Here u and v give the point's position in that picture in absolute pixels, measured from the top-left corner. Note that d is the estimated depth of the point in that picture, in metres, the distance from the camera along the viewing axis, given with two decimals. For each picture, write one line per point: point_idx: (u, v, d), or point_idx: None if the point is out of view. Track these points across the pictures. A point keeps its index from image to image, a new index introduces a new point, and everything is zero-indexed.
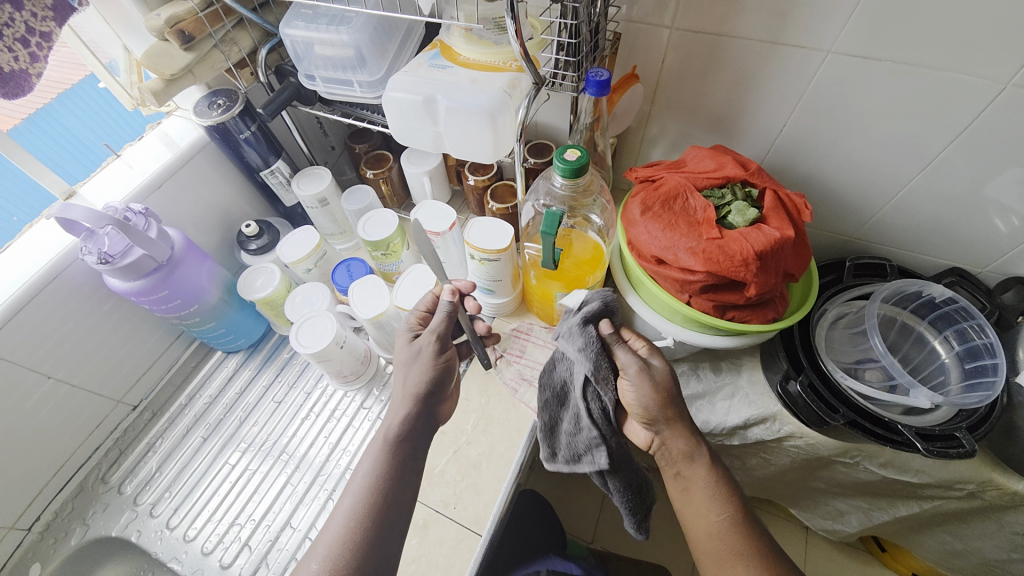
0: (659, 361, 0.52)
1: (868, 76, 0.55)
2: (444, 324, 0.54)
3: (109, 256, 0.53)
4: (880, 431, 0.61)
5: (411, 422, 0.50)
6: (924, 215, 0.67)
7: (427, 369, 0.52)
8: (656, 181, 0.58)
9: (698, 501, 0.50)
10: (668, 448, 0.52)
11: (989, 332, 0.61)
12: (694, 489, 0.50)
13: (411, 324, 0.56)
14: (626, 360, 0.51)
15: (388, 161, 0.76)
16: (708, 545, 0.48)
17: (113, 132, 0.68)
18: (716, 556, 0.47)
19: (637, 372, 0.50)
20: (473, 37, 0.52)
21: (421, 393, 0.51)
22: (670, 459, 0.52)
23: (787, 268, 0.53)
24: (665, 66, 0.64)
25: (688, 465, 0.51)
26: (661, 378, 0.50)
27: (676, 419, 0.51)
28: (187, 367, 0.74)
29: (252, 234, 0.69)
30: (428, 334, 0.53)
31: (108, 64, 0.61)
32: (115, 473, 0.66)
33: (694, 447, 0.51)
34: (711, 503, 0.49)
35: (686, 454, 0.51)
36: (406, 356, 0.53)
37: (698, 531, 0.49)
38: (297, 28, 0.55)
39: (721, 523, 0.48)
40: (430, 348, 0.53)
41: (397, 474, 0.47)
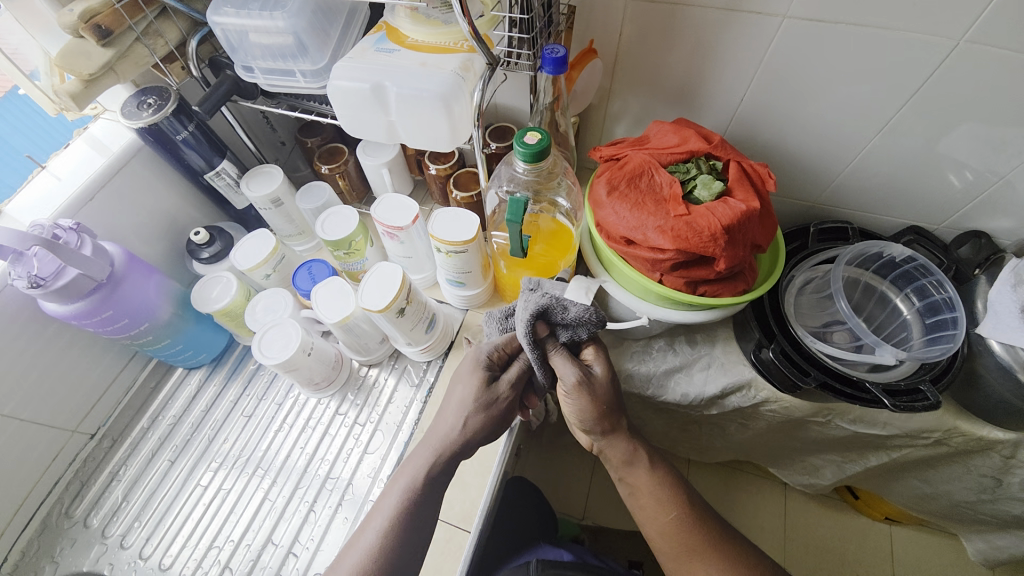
0: (600, 370, 0.52)
1: (824, 40, 0.54)
2: (522, 379, 0.53)
3: (40, 279, 0.49)
4: (849, 391, 0.63)
5: (447, 460, 0.50)
6: (883, 176, 0.68)
7: (488, 420, 0.51)
8: (620, 159, 0.57)
9: (650, 506, 0.55)
10: (610, 456, 0.56)
11: (948, 287, 0.63)
12: (642, 492, 0.55)
13: (492, 357, 0.53)
14: (565, 372, 0.50)
15: (343, 154, 0.72)
16: (665, 544, 0.53)
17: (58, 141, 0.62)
18: (674, 554, 0.53)
19: (575, 385, 0.50)
20: (419, 17, 0.49)
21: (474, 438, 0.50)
22: (612, 465, 0.57)
23: (754, 240, 0.53)
24: (623, 39, 0.62)
25: (632, 470, 0.56)
26: (601, 387, 0.52)
27: (619, 428, 0.54)
28: (146, 388, 0.70)
29: (202, 241, 0.65)
30: (507, 381, 0.52)
31: (31, 73, 0.57)
32: (79, 506, 0.61)
33: (634, 455, 0.55)
34: (663, 506, 0.54)
35: (626, 460, 0.56)
36: (478, 399, 0.51)
37: (653, 533, 0.54)
38: (226, 15, 0.50)
39: (676, 522, 0.53)
40: (506, 399, 0.52)
41: (418, 501, 0.48)
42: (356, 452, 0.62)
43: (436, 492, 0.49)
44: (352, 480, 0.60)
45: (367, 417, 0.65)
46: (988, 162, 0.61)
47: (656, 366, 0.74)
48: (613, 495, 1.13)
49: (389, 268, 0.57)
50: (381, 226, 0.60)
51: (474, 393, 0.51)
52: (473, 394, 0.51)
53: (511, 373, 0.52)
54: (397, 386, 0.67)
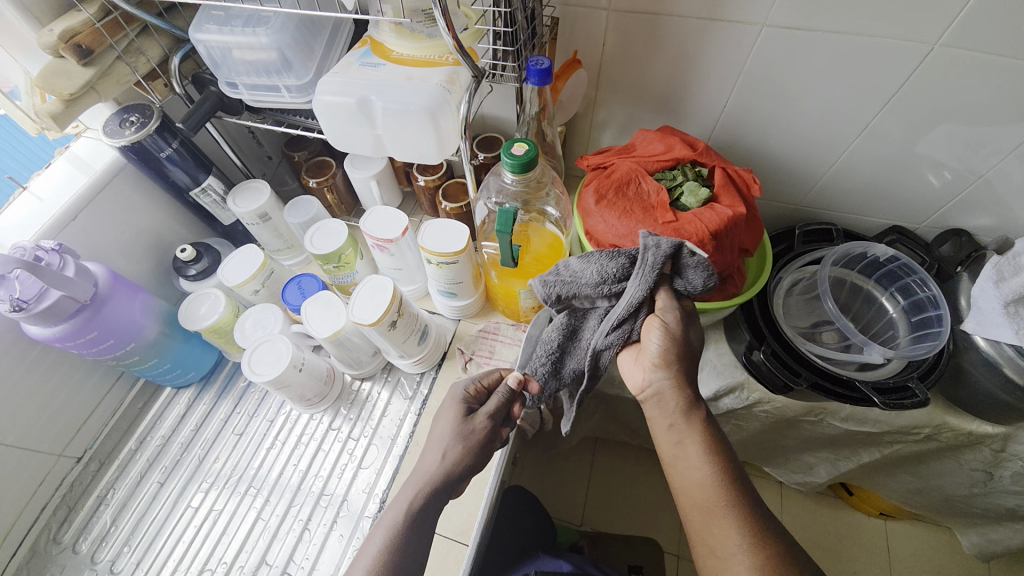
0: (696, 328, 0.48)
1: (803, 47, 0.56)
2: (500, 412, 0.52)
3: (22, 302, 0.48)
4: (839, 390, 0.63)
5: (432, 494, 0.48)
6: (863, 178, 0.69)
7: (467, 452, 0.50)
8: (608, 168, 0.58)
9: (688, 455, 0.46)
10: (665, 398, 0.47)
11: (931, 285, 0.64)
12: (683, 441, 0.47)
13: (468, 394, 0.54)
14: (668, 309, 0.46)
15: (331, 167, 0.72)
16: (696, 498, 0.46)
17: (43, 160, 0.63)
18: (704, 510, 0.45)
19: (673, 323, 0.46)
20: (404, 31, 0.49)
21: (454, 472, 0.49)
22: (663, 410, 0.48)
23: (741, 244, 0.54)
24: (607, 48, 0.63)
25: (682, 420, 0.47)
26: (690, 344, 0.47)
27: (683, 376, 0.47)
28: (134, 409, 0.69)
29: (189, 258, 0.65)
30: (483, 415, 0.52)
31: (10, 91, 0.55)
32: (67, 532, 0.60)
33: (692, 406, 0.47)
34: (699, 461, 0.46)
35: (682, 407, 0.47)
36: (455, 432, 0.51)
37: (684, 486, 0.47)
38: (208, 32, 0.50)
39: (712, 479, 0.45)
40: (482, 433, 0.51)
41: (412, 530, 0.45)
42: (350, 467, 0.61)
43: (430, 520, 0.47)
44: (347, 496, 0.59)
45: (361, 432, 0.64)
46: (966, 162, 0.63)
47: None
48: (611, 500, 1.13)
49: (379, 281, 0.57)
50: (371, 239, 0.60)
51: (452, 425, 0.51)
52: (450, 426, 0.51)
53: (490, 405, 0.52)
54: (391, 399, 0.66)
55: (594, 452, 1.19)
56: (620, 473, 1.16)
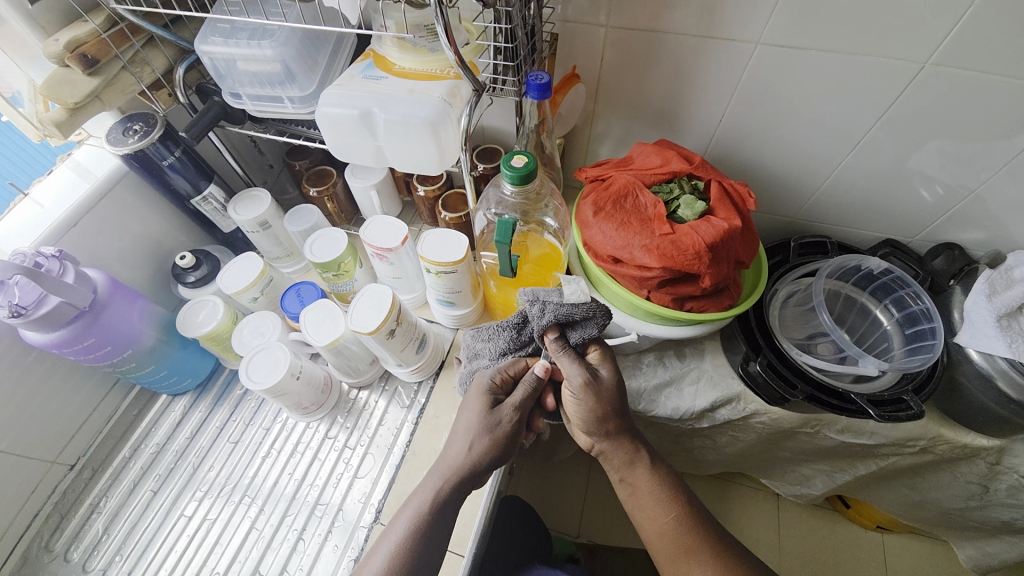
0: (606, 372, 0.53)
1: (796, 64, 0.57)
2: (526, 403, 0.52)
3: (21, 308, 0.48)
4: (835, 402, 0.64)
5: (457, 485, 0.49)
6: (857, 192, 0.71)
7: (494, 445, 0.51)
8: (606, 180, 0.59)
9: (648, 505, 0.54)
10: (612, 456, 0.56)
11: (924, 298, 0.65)
12: (641, 492, 0.55)
13: (494, 384, 0.54)
14: (572, 372, 0.51)
15: (331, 176, 0.72)
16: (662, 545, 0.53)
17: (45, 166, 0.63)
18: (670, 556, 0.52)
19: (582, 383, 0.51)
20: (406, 45, 0.50)
21: (481, 463, 0.50)
22: (612, 467, 0.56)
23: (737, 256, 0.54)
24: (605, 64, 0.64)
25: (633, 470, 0.55)
26: (604, 391, 0.52)
27: (622, 430, 0.55)
28: (128, 416, 0.68)
29: (188, 265, 0.65)
30: (510, 405, 0.52)
31: (11, 96, 0.56)
32: (58, 540, 0.59)
33: (635, 455, 0.55)
34: (660, 505, 0.54)
35: (628, 461, 0.55)
36: (479, 424, 0.51)
37: (652, 532, 0.54)
38: (214, 44, 0.51)
39: (674, 522, 0.53)
40: (508, 424, 0.52)
41: (430, 523, 0.47)
42: (346, 477, 0.61)
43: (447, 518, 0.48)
44: (342, 506, 0.59)
45: (358, 441, 0.64)
46: (958, 177, 0.64)
47: (646, 380, 0.75)
48: (608, 511, 1.12)
49: (379, 290, 0.57)
50: (371, 248, 0.61)
51: (478, 417, 0.52)
52: (477, 418, 0.51)
53: (514, 398, 0.53)
54: (388, 408, 0.66)
55: (591, 463, 1.18)
56: (617, 484, 1.15)
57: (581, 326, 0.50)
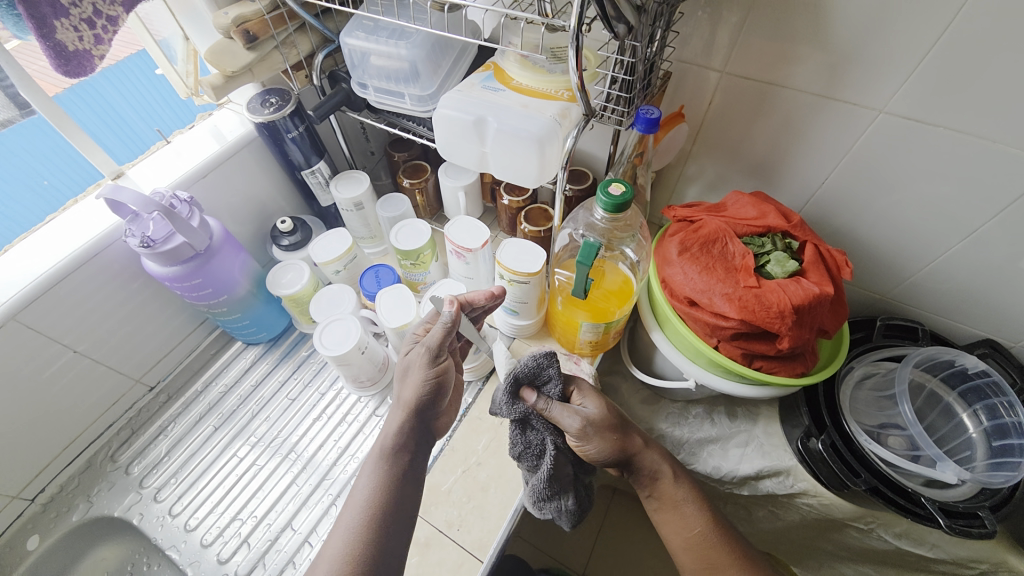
0: (596, 407, 0.54)
1: (920, 139, 0.54)
2: (442, 342, 0.53)
3: (151, 240, 0.53)
4: (902, 501, 0.59)
5: (405, 433, 0.51)
6: (961, 283, 0.65)
7: (417, 384, 0.52)
8: (694, 222, 0.58)
9: (674, 517, 0.54)
10: (638, 475, 0.56)
11: (1021, 411, 0.58)
12: (668, 504, 0.55)
13: (417, 333, 0.57)
14: (566, 421, 0.51)
15: (426, 172, 0.76)
16: (690, 559, 0.53)
17: (158, 117, 0.69)
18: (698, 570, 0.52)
19: (580, 430, 0.51)
20: (527, 64, 0.53)
21: (412, 405, 0.52)
22: (641, 483, 0.56)
23: (822, 324, 0.52)
24: (712, 107, 0.64)
25: (658, 485, 0.55)
26: (603, 424, 0.52)
27: (637, 448, 0.55)
28: (206, 354, 0.75)
29: (286, 230, 0.71)
30: (425, 347, 0.53)
31: (161, 42, 0.63)
32: (124, 453, 0.66)
33: (658, 470, 0.55)
34: (688, 518, 0.54)
35: (652, 476, 0.55)
36: (403, 366, 0.54)
37: (677, 545, 0.54)
38: (356, 38, 0.56)
39: (701, 536, 0.53)
40: (420, 361, 0.53)
41: (398, 485, 0.48)
42: None
43: (411, 483, 0.49)
44: None
45: None
46: None
47: (691, 432, 0.73)
48: (618, 556, 1.08)
49: (454, 286, 0.61)
50: (451, 245, 0.64)
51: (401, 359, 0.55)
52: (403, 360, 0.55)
53: (434, 338, 0.53)
54: None
55: (610, 503, 1.15)
56: (632, 530, 1.11)
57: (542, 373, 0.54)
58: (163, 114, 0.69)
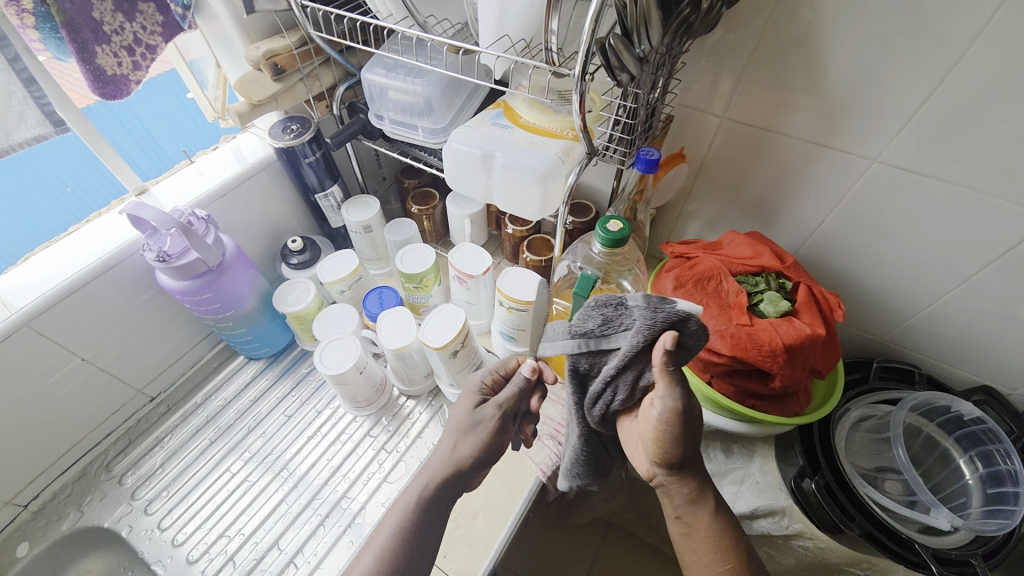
0: (696, 403, 0.42)
1: (911, 188, 0.56)
2: (511, 402, 0.54)
3: (166, 254, 0.56)
4: (897, 548, 0.58)
5: (443, 487, 0.50)
6: (956, 329, 0.66)
7: (482, 441, 0.52)
8: (691, 259, 0.59)
9: (702, 550, 0.46)
10: (672, 486, 0.46)
11: (1016, 459, 0.58)
12: (697, 533, 0.47)
13: (484, 387, 0.56)
14: (665, 393, 0.40)
15: (434, 200, 0.79)
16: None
17: (185, 138, 0.72)
18: None
19: (665, 413, 0.40)
20: (535, 104, 0.56)
21: (466, 462, 0.51)
22: (671, 501, 0.48)
23: (814, 364, 0.53)
24: (712, 149, 0.67)
25: (693, 510, 0.47)
26: (689, 424, 0.42)
27: (691, 469, 0.45)
28: (208, 367, 0.76)
29: (296, 249, 0.73)
30: (493, 404, 0.54)
31: (192, 63, 0.66)
32: (119, 463, 0.67)
33: (701, 493, 0.46)
34: (717, 555, 0.46)
35: (690, 498, 0.46)
36: (466, 422, 0.53)
37: None
38: (377, 74, 0.60)
39: None
40: (491, 422, 0.53)
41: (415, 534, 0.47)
42: (376, 478, 0.63)
43: (431, 533, 0.48)
44: (365, 505, 0.61)
45: (394, 446, 0.67)
46: None
47: None
48: None
49: (451, 311, 0.61)
50: (455, 270, 0.65)
51: (463, 414, 0.54)
52: (461, 416, 0.54)
53: (505, 396, 0.54)
54: (428, 424, 0.69)
55: (603, 538, 1.13)
56: (624, 567, 1.09)
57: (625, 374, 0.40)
58: (190, 134, 0.73)
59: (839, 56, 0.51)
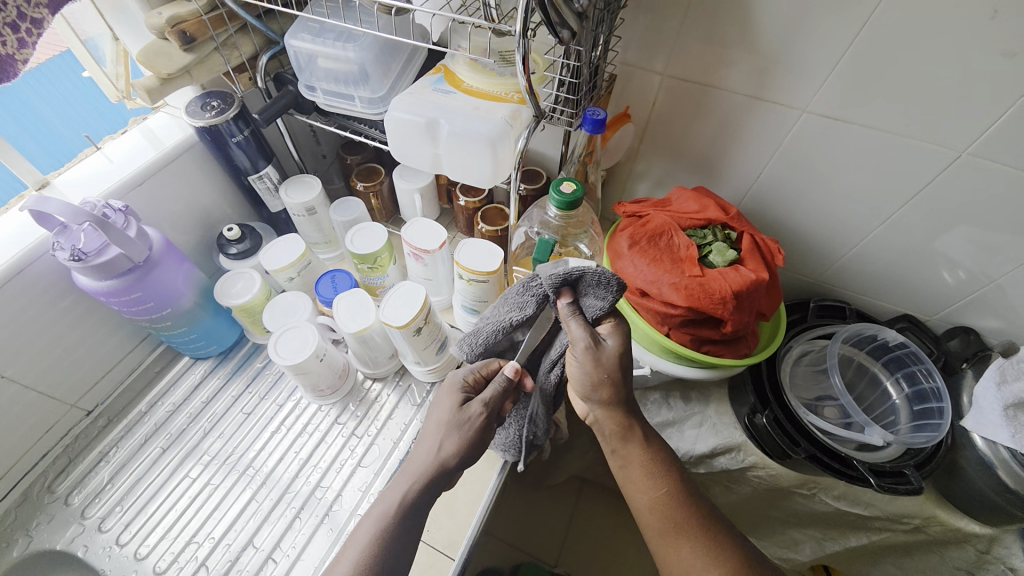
0: (612, 346, 0.48)
1: (838, 135, 0.60)
2: (496, 399, 0.51)
3: (82, 253, 0.50)
4: (837, 466, 0.64)
5: (423, 488, 0.47)
6: (880, 265, 0.72)
7: (468, 438, 0.49)
8: (643, 217, 0.61)
9: (640, 479, 0.49)
10: (605, 425, 0.51)
11: (936, 377, 0.65)
12: (632, 465, 0.50)
13: (466, 384, 0.53)
14: (576, 336, 0.47)
15: (380, 175, 0.76)
16: (653, 520, 0.49)
17: (86, 122, 0.64)
18: (658, 530, 0.48)
19: (583, 351, 0.47)
20: (476, 67, 0.54)
21: (450, 460, 0.48)
22: (606, 438, 0.51)
23: (760, 308, 0.56)
24: (655, 108, 0.68)
25: (625, 443, 0.50)
26: (609, 362, 0.47)
27: (619, 403, 0.49)
28: (150, 372, 0.70)
29: (233, 237, 0.68)
30: (479, 401, 0.51)
31: (87, 42, 0.59)
32: (61, 483, 0.61)
33: (628, 428, 0.50)
34: (653, 480, 0.49)
35: (621, 433, 0.50)
36: (450, 422, 0.50)
37: (642, 506, 0.50)
38: (302, 40, 0.55)
39: (665, 498, 0.49)
40: (479, 418, 0.50)
41: (392, 540, 0.44)
42: (349, 464, 0.62)
43: (407, 537, 0.45)
44: (342, 491, 0.60)
45: (365, 430, 0.65)
46: (980, 265, 0.65)
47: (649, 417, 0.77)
48: (589, 545, 1.11)
49: (412, 288, 0.59)
50: (409, 247, 0.64)
51: (449, 414, 0.51)
52: (447, 416, 0.51)
53: (487, 394, 0.51)
54: (398, 404, 0.68)
55: (578, 493, 1.18)
56: (599, 517, 1.15)
57: (594, 287, 0.46)
58: (89, 118, 0.64)
59: (769, 7, 0.52)
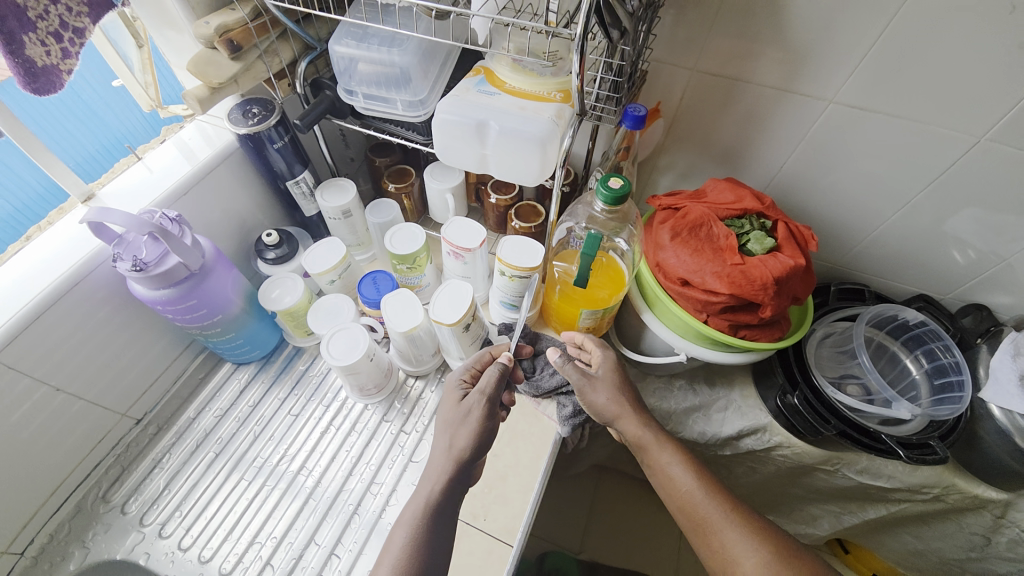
0: (604, 374, 0.60)
1: (862, 124, 0.62)
2: (492, 387, 0.56)
3: (144, 263, 0.51)
4: (867, 441, 0.67)
5: (449, 484, 0.50)
6: (897, 248, 0.75)
7: (473, 430, 0.53)
8: (680, 210, 0.63)
9: (664, 477, 0.55)
10: (628, 441, 0.58)
11: (955, 352, 0.68)
12: (658, 469, 0.56)
13: (463, 379, 0.59)
14: (572, 373, 0.60)
15: (411, 176, 0.77)
16: (683, 518, 0.53)
17: (70, 134, 0.60)
18: (691, 525, 0.53)
19: (582, 383, 0.59)
20: (518, 67, 0.55)
21: (464, 454, 0.52)
22: (636, 450, 0.57)
23: (795, 294, 0.59)
24: (682, 102, 0.70)
25: (647, 451, 0.56)
26: (604, 386, 0.59)
27: (633, 416, 0.57)
28: (194, 379, 0.71)
29: (272, 242, 0.69)
30: (478, 391, 0.56)
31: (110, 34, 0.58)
32: (116, 493, 0.62)
33: (643, 435, 0.56)
34: (676, 476, 0.54)
35: (639, 444, 0.57)
36: (455, 416, 0.55)
37: (673, 505, 0.55)
38: (345, 45, 0.56)
39: (691, 491, 0.53)
40: (478, 407, 0.55)
41: (430, 536, 0.47)
42: (400, 460, 0.64)
43: (444, 531, 0.48)
44: (396, 487, 0.62)
45: (412, 427, 0.67)
46: (991, 245, 0.68)
47: (677, 404, 0.79)
48: (614, 530, 1.15)
49: (459, 286, 0.61)
50: (450, 246, 0.65)
51: (451, 409, 0.56)
52: (451, 410, 0.56)
53: (486, 379, 0.57)
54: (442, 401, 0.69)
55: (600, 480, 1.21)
56: (622, 503, 1.18)
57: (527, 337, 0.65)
58: (78, 131, 0.60)
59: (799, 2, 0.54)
